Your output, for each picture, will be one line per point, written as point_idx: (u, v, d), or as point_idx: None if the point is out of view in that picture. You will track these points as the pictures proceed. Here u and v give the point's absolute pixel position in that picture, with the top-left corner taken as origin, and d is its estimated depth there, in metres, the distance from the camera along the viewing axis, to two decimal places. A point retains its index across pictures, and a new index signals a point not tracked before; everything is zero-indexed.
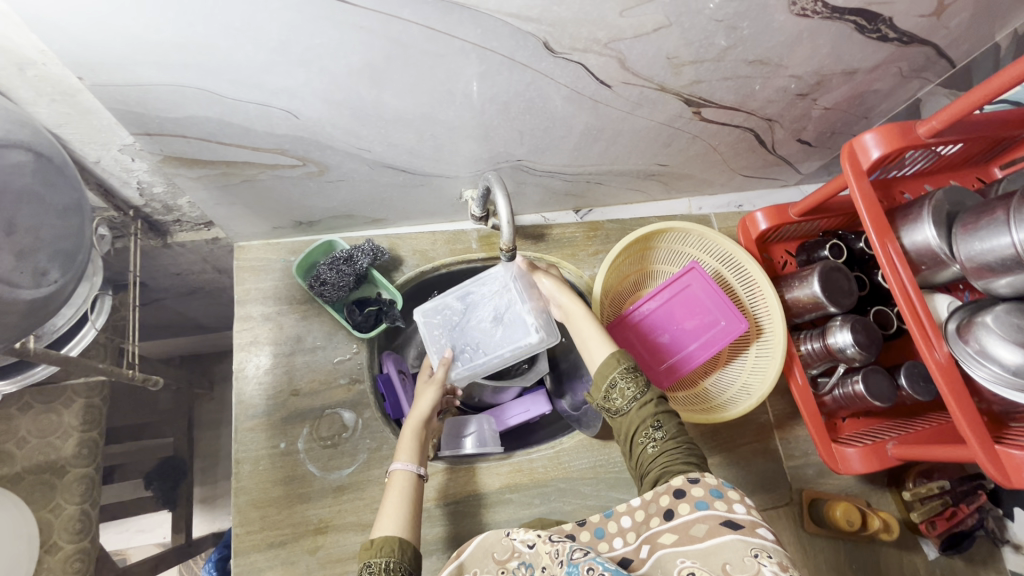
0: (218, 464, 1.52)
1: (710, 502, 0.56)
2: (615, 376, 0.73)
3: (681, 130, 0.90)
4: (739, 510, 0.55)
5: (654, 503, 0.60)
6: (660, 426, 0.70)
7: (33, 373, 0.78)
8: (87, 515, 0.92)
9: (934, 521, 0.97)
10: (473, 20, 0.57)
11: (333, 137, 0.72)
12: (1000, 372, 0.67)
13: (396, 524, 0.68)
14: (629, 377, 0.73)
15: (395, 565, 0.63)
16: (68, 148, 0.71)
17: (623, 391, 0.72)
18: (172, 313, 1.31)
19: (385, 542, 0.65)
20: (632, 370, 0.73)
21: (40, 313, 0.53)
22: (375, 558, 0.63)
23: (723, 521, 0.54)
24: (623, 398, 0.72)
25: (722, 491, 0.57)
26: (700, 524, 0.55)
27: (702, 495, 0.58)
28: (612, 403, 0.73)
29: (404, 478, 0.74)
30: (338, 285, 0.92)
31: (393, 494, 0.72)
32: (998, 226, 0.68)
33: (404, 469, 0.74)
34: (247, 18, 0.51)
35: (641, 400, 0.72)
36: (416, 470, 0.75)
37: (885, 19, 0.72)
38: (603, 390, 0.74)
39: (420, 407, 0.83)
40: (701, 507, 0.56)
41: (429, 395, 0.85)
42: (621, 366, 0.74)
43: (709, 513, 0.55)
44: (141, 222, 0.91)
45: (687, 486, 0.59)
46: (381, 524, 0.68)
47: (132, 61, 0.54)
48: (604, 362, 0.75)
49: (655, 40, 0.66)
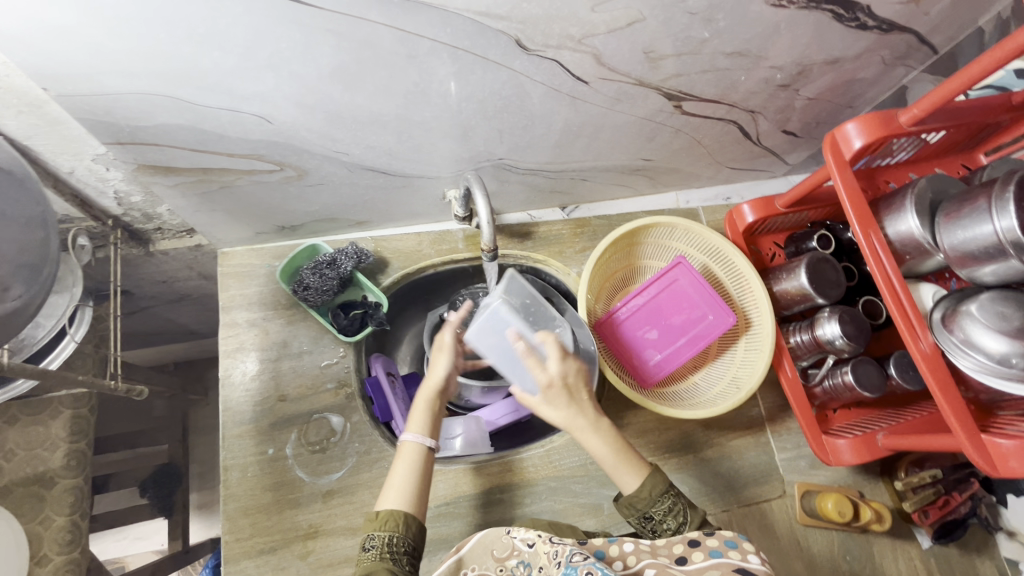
0: (214, 470, 1.52)
1: (723, 551, 0.58)
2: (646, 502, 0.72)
3: (663, 125, 0.89)
4: (751, 561, 0.57)
5: (665, 547, 0.60)
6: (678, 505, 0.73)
7: (14, 386, 0.78)
8: (77, 526, 0.92)
9: (927, 511, 0.97)
10: (442, 20, 0.56)
11: (309, 140, 0.71)
12: (985, 361, 0.67)
13: (401, 497, 0.70)
14: (668, 504, 0.73)
15: (399, 539, 0.66)
16: (41, 159, 0.70)
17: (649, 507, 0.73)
18: (162, 320, 1.31)
19: (390, 516, 0.68)
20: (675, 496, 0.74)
21: (6, 328, 0.53)
22: (379, 532, 0.66)
23: (737, 567, 0.56)
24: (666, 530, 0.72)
25: (737, 541, 0.59)
26: (712, 571, 0.56)
27: (716, 545, 0.59)
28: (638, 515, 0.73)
29: (414, 450, 0.74)
30: (321, 289, 0.92)
31: (402, 465, 0.73)
32: (981, 215, 0.67)
33: (415, 440, 0.74)
34: (210, 24, 0.50)
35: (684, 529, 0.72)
36: (427, 442, 0.75)
37: (863, 8, 0.71)
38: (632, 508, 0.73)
39: (435, 373, 0.80)
40: (715, 555, 0.58)
41: (444, 364, 0.81)
42: (654, 496, 0.73)
43: (722, 561, 0.57)
44: (121, 230, 0.91)
45: (702, 536, 0.61)
46: (387, 496, 0.71)
47: (97, 71, 0.53)
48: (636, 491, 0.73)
49: (630, 34, 0.65)
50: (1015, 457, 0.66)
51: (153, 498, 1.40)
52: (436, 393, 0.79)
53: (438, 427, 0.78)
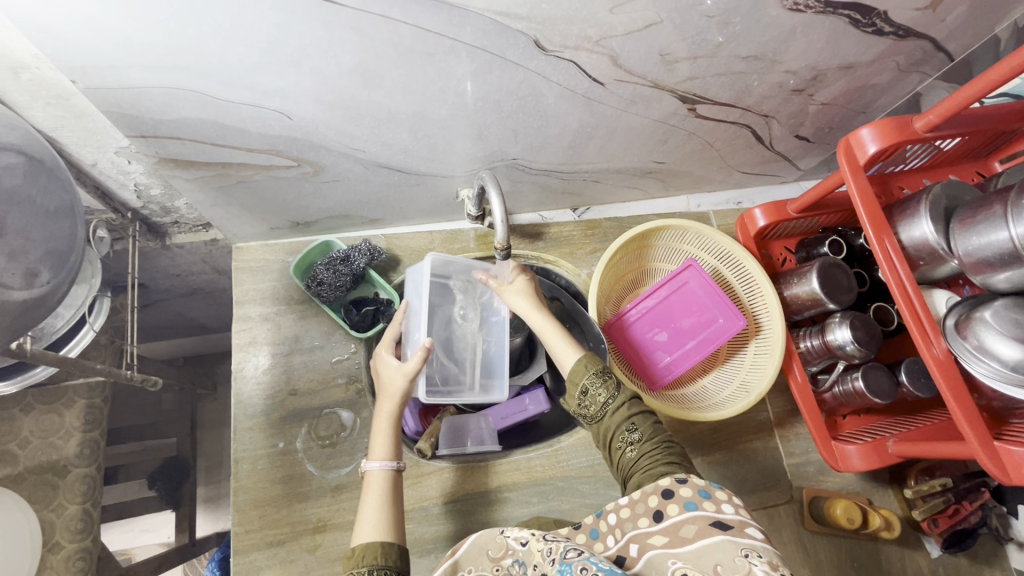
0: (222, 464, 1.53)
1: (698, 503, 0.56)
2: (585, 383, 0.73)
3: (677, 127, 0.89)
4: (726, 510, 0.55)
5: (642, 505, 0.59)
6: (636, 428, 0.70)
7: (33, 374, 0.79)
8: (88, 515, 0.93)
9: (937, 519, 0.96)
10: (463, 19, 0.57)
11: (327, 137, 0.72)
12: (999, 368, 0.66)
13: (376, 530, 0.66)
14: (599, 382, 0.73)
15: (380, 571, 0.62)
16: (65, 151, 0.72)
17: (595, 399, 0.73)
18: (174, 314, 1.32)
19: (366, 551, 0.64)
20: (601, 373, 0.73)
21: (33, 315, 0.54)
22: (358, 569, 0.62)
23: (713, 521, 0.54)
24: (595, 404, 0.72)
25: (709, 491, 0.57)
26: (689, 525, 0.55)
27: (690, 496, 0.57)
28: (587, 411, 0.73)
29: (380, 477, 0.72)
30: (335, 285, 0.93)
31: (371, 493, 0.71)
32: (997, 221, 0.67)
33: (380, 467, 0.73)
34: (236, 19, 0.51)
35: (615, 402, 0.72)
36: (394, 466, 0.73)
37: (880, 13, 0.71)
38: (576, 396, 0.74)
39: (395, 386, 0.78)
40: (689, 508, 0.56)
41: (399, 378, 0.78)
42: (589, 372, 0.73)
43: (697, 514, 0.55)
44: (140, 224, 0.92)
45: (675, 486, 0.59)
46: (360, 531, 0.67)
47: (124, 64, 0.54)
48: (574, 368, 0.75)
49: (647, 36, 0.66)
50: None
51: (160, 490, 1.38)
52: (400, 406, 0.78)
53: (400, 448, 0.76)
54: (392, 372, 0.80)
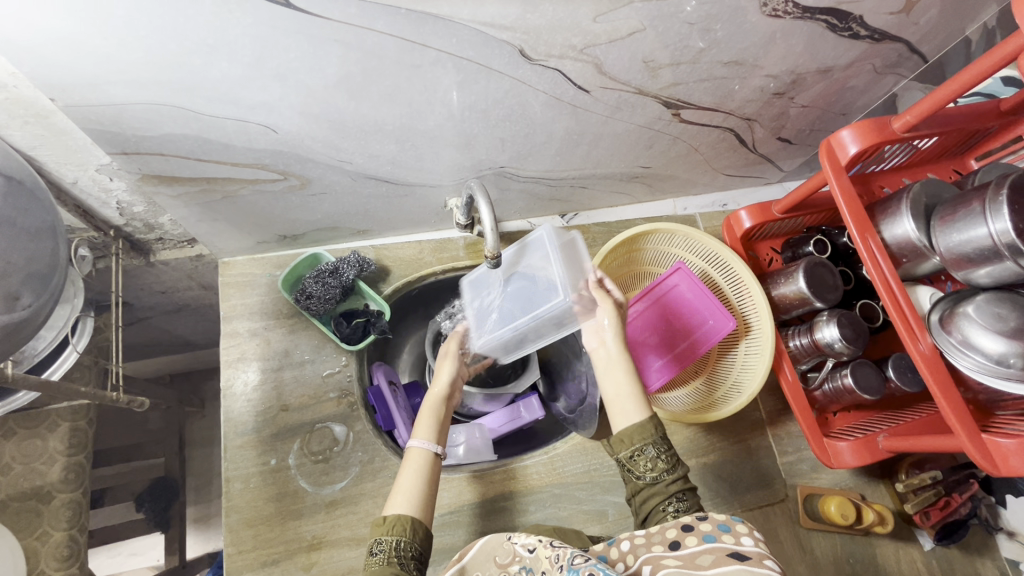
0: (212, 483, 1.49)
1: (717, 535, 0.56)
2: (648, 444, 0.68)
3: (661, 132, 0.90)
4: (745, 543, 0.54)
5: (659, 534, 0.59)
6: (684, 501, 0.68)
7: (13, 400, 0.77)
8: (75, 541, 0.91)
9: (928, 512, 0.97)
10: (448, 30, 0.57)
11: (313, 150, 0.72)
12: (983, 361, 0.67)
13: (409, 502, 0.68)
14: (661, 450, 0.69)
15: (406, 544, 0.65)
16: (44, 170, 0.70)
17: (651, 461, 0.69)
18: (159, 332, 1.30)
19: (397, 521, 0.67)
20: (665, 440, 0.70)
21: (16, 336, 0.54)
22: (386, 536, 0.65)
23: (731, 551, 0.53)
24: (651, 468, 0.69)
25: (730, 524, 0.56)
26: (706, 554, 0.54)
27: (709, 529, 0.57)
28: (637, 466, 0.70)
29: (421, 457, 0.73)
30: (324, 298, 0.91)
31: (408, 469, 0.72)
32: (976, 218, 0.68)
33: (422, 446, 0.73)
34: (219, 34, 0.51)
35: (672, 471, 0.69)
36: (435, 448, 0.74)
37: (855, 18, 0.73)
38: (629, 450, 0.70)
39: (441, 381, 0.82)
40: (708, 540, 0.55)
41: (447, 370, 0.83)
42: (655, 435, 0.69)
43: (716, 545, 0.54)
44: (122, 241, 0.91)
45: (696, 521, 0.58)
46: (393, 500, 0.69)
47: (105, 81, 0.54)
48: (636, 427, 0.70)
49: (631, 44, 0.66)
50: (1016, 456, 0.66)
51: (148, 513, 1.35)
52: (443, 401, 0.81)
53: (443, 435, 0.78)
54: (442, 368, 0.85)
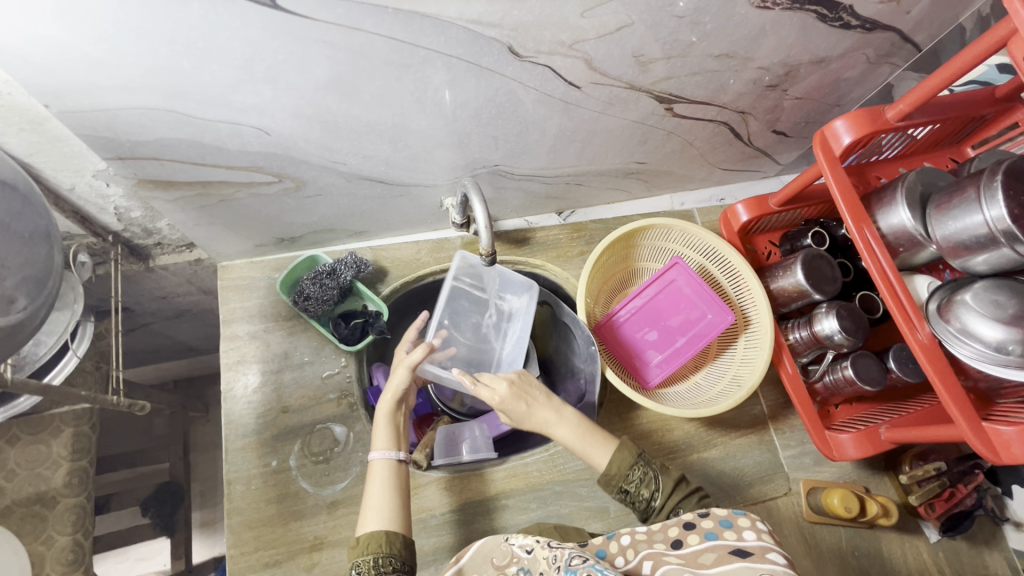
0: (217, 487, 1.49)
1: (719, 532, 0.56)
2: (630, 474, 0.76)
3: (655, 127, 0.90)
4: (748, 538, 0.54)
5: (661, 532, 0.59)
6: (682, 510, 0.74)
7: (17, 405, 0.78)
8: (80, 545, 0.91)
9: (933, 503, 0.97)
10: (435, 28, 0.57)
11: (307, 151, 0.72)
12: (983, 349, 0.67)
13: (382, 518, 0.70)
14: (641, 475, 0.76)
15: (384, 560, 0.65)
16: (42, 177, 0.71)
17: (639, 490, 0.76)
18: (161, 338, 1.31)
19: (371, 539, 0.67)
20: (642, 463, 0.77)
21: (13, 340, 0.54)
22: (363, 557, 0.65)
23: (733, 549, 0.53)
24: (642, 496, 0.75)
25: (731, 520, 0.57)
26: (708, 553, 0.54)
27: (711, 526, 0.57)
28: (632, 503, 0.76)
29: (384, 467, 0.75)
30: (321, 299, 0.92)
31: (374, 482, 0.74)
32: (971, 205, 0.68)
33: (382, 457, 0.75)
34: (209, 38, 0.52)
35: (659, 490, 0.75)
36: (397, 456, 0.76)
37: (845, 8, 0.73)
38: (621, 488, 0.76)
39: (393, 386, 0.80)
40: (710, 538, 0.56)
41: (401, 375, 0.81)
42: (632, 461, 0.77)
43: (718, 543, 0.55)
44: (121, 247, 0.91)
45: (697, 518, 0.59)
46: (365, 520, 0.70)
47: (97, 86, 0.54)
48: (616, 460, 0.77)
49: (620, 39, 0.66)
50: (1017, 443, 0.66)
51: (154, 517, 1.36)
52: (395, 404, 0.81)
53: (401, 439, 0.79)
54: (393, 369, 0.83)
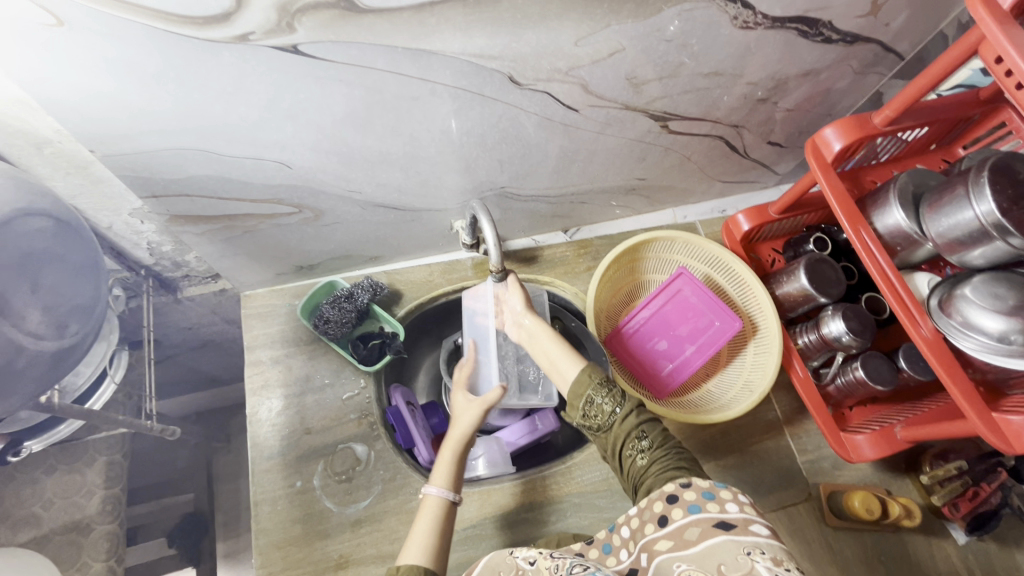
0: (241, 516, 1.51)
1: (701, 505, 0.56)
2: (591, 394, 0.74)
3: (653, 144, 0.95)
4: (730, 510, 0.55)
5: (648, 511, 0.60)
6: (645, 436, 0.71)
7: (58, 431, 0.89)
8: (113, 571, 0.94)
9: (957, 504, 0.96)
10: (442, 63, 0.62)
11: (325, 182, 0.77)
12: (986, 341, 0.68)
13: (422, 553, 0.68)
14: (605, 394, 0.74)
15: None
16: (83, 217, 0.77)
17: (601, 408, 0.74)
18: (186, 368, 1.35)
19: (409, 570, 0.65)
20: (607, 384, 0.75)
21: (58, 366, 0.60)
22: None
23: (716, 522, 0.54)
24: (602, 413, 0.74)
25: (714, 492, 0.57)
26: (693, 528, 0.55)
27: (693, 499, 0.58)
28: (593, 421, 0.74)
29: (437, 504, 0.74)
30: (341, 322, 0.96)
31: (424, 517, 0.73)
32: (961, 202, 0.70)
33: (438, 493, 0.74)
34: (237, 82, 0.57)
35: (622, 410, 0.73)
36: (449, 496, 0.74)
37: (825, 24, 0.77)
38: (582, 405, 0.75)
39: (462, 426, 0.82)
40: (694, 510, 0.56)
41: (472, 416, 0.83)
42: (595, 382, 0.75)
43: (702, 517, 0.55)
44: (152, 280, 0.97)
45: (679, 491, 0.59)
46: (408, 550, 0.69)
47: (138, 131, 0.60)
48: (577, 380, 0.76)
49: (613, 64, 0.71)
50: None
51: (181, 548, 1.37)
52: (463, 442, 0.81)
53: (460, 482, 0.78)
54: (465, 408, 0.85)
